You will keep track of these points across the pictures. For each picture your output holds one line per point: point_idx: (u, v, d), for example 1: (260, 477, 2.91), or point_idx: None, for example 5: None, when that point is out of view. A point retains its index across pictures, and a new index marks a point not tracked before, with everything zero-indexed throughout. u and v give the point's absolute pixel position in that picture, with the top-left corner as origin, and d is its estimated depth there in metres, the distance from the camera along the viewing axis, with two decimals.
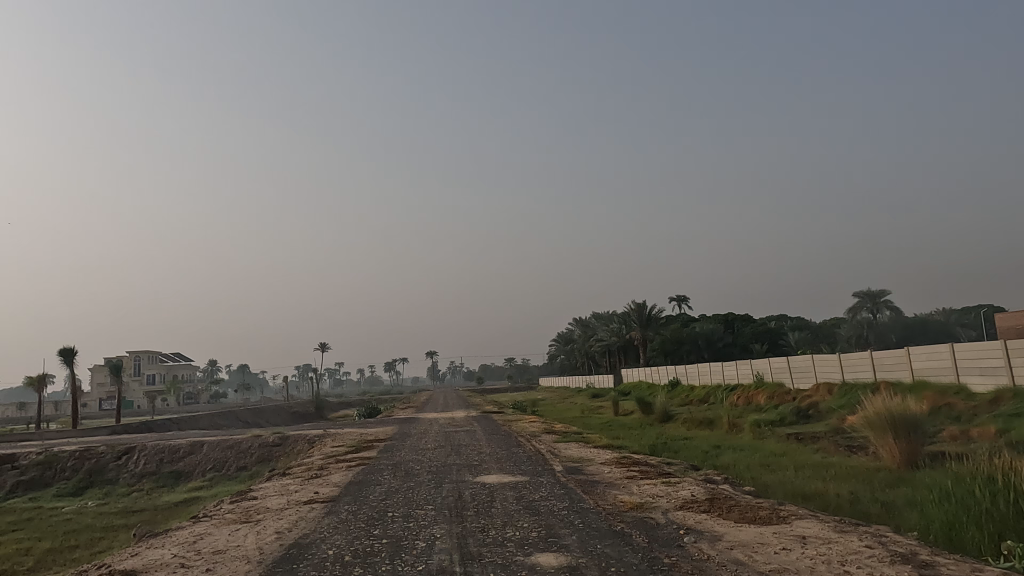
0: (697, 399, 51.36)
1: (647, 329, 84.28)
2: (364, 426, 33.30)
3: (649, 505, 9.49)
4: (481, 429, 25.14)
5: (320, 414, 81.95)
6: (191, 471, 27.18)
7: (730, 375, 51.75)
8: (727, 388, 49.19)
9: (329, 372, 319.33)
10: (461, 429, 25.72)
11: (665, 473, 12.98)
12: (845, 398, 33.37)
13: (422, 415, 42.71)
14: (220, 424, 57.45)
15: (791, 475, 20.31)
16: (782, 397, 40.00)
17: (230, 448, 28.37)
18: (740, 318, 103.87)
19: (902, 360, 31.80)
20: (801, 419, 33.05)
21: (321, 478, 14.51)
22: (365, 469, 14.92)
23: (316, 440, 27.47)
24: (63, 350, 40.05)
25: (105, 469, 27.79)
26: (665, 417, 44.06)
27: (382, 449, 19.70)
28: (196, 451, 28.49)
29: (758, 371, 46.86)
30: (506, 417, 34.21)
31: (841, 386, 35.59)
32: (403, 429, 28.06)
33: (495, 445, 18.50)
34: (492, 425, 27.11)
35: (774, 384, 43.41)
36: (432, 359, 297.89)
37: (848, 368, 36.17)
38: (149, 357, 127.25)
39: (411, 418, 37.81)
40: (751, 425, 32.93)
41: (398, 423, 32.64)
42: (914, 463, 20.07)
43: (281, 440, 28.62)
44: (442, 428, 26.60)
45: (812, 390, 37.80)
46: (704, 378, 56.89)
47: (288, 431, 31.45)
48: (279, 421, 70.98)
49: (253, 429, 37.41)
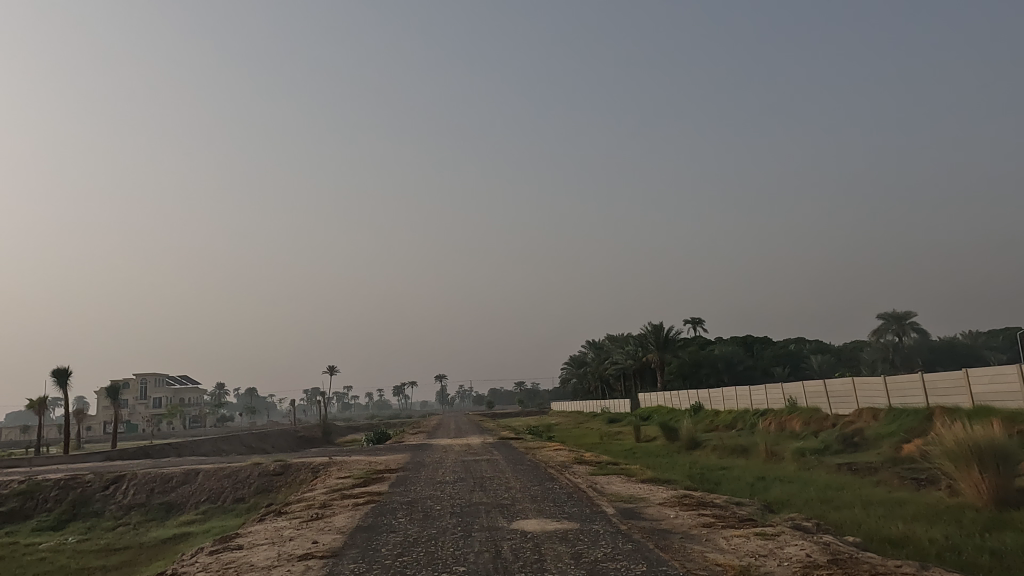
0: (724, 425, 48.64)
1: (665, 351, 81.51)
2: (372, 453, 30.84)
3: (757, 570, 7.10)
4: (502, 457, 22.64)
5: (327, 438, 79.33)
6: (183, 503, 24.77)
7: (759, 400, 48.93)
8: (756, 413, 46.48)
9: (337, 395, 316.26)
10: (480, 457, 23.36)
11: (746, 518, 10.49)
12: (895, 425, 30.64)
13: (434, 441, 40.21)
14: (222, 449, 54.91)
15: (860, 513, 17.70)
16: (820, 423, 37.25)
17: (227, 477, 25.97)
18: (759, 340, 101.16)
19: (959, 384, 29.08)
20: (848, 447, 30.28)
21: (321, 520, 12.05)
22: (374, 511, 12.46)
23: (321, 468, 25.08)
24: (57, 372, 38.01)
25: (91, 499, 25.46)
26: (692, 444, 41.40)
27: (394, 482, 17.24)
28: (190, 480, 26.08)
29: (791, 396, 44.03)
30: (526, 444, 31.74)
31: (888, 411, 32.83)
32: (415, 457, 25.62)
33: (525, 479, 15.99)
34: (514, 452, 24.75)
35: (810, 409, 40.66)
36: (441, 384, 294.82)
37: (895, 392, 33.39)
38: (155, 380, 125.41)
39: (423, 444, 35.37)
40: (793, 454, 30.22)
41: (410, 450, 30.17)
42: (1005, 501, 17.41)
43: (282, 468, 26.26)
44: (458, 457, 24.22)
45: (854, 416, 35.06)
46: (728, 403, 54.17)
47: (291, 458, 29.06)
48: (284, 446, 68.33)
49: (254, 456, 35.01)
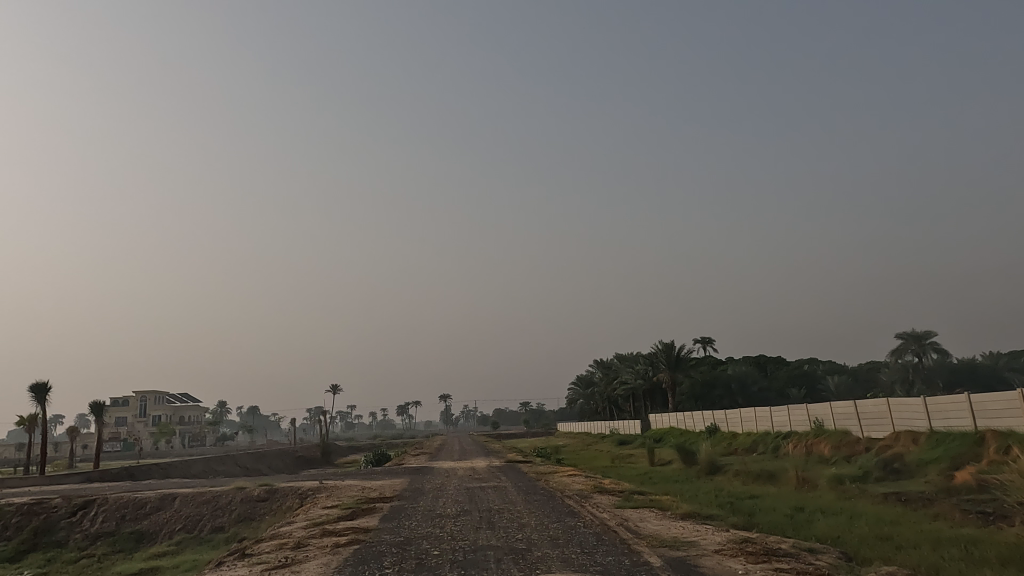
0: (743, 448, 45.99)
1: (677, 371, 78.71)
2: (368, 477, 28.28)
3: None
4: (512, 484, 20.10)
5: (326, 459, 76.53)
6: (156, 532, 22.30)
7: (781, 421, 46.21)
8: (779, 436, 43.84)
9: (340, 415, 312.84)
10: (486, 484, 20.90)
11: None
12: (940, 451, 28.02)
13: (435, 463, 37.68)
14: (214, 470, 52.19)
15: (932, 555, 15.12)
16: (852, 447, 34.60)
17: (206, 503, 23.48)
18: (772, 360, 98.44)
19: (1013, 405, 26.48)
20: (889, 474, 27.59)
21: (287, 570, 9.61)
22: (355, 557, 9.98)
23: (310, 494, 22.61)
24: (36, 387, 35.77)
25: (55, 528, 23.13)
26: (712, 469, 38.70)
27: (386, 516, 14.68)
28: (166, 506, 23.57)
29: (817, 417, 41.36)
30: (535, 468, 29.20)
31: (930, 436, 30.20)
32: (415, 482, 23.15)
33: (541, 514, 13.43)
34: (524, 478, 22.32)
35: (838, 432, 37.97)
36: (445, 403, 290.25)
37: (938, 414, 30.70)
38: (155, 398, 123.00)
39: (423, 467, 32.80)
40: (830, 481, 27.61)
41: (410, 474, 27.65)
42: None
43: (267, 493, 23.76)
44: (462, 483, 21.79)
45: (891, 439, 32.46)
46: (747, 425, 51.48)
47: (279, 482, 26.54)
48: (281, 467, 65.60)
49: (240, 479, 32.44)
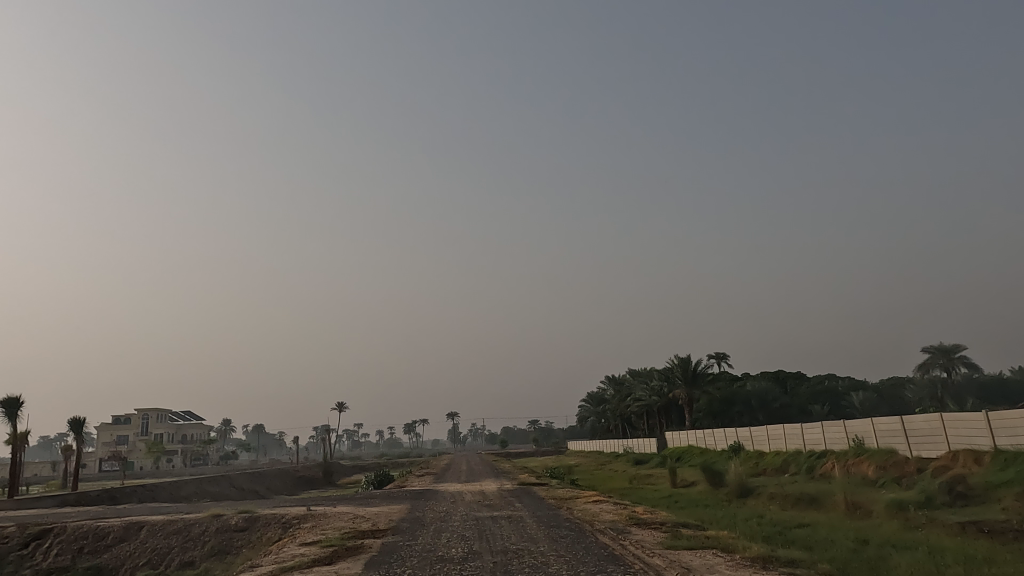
0: (773, 469, 42.60)
1: (694, 387, 75.21)
2: (364, 503, 25.08)
3: None
4: (529, 513, 16.93)
5: (328, 481, 73.39)
6: (115, 568, 19.26)
7: (813, 439, 42.86)
8: (813, 456, 40.48)
9: (347, 433, 309.44)
10: (500, 514, 17.77)
11: None
12: (1010, 473, 24.72)
13: (441, 486, 34.55)
14: (205, 493, 48.98)
15: None
16: (902, 468, 31.26)
17: (176, 533, 20.42)
18: (792, 376, 94.77)
19: None
20: (956, 500, 24.20)
21: None
22: None
23: (295, 524, 19.49)
24: (7, 403, 33.08)
25: (2, 562, 20.25)
26: (743, 492, 35.33)
27: (374, 560, 11.54)
28: (130, 537, 20.55)
29: (856, 434, 38.08)
30: (553, 492, 26.01)
31: (995, 456, 26.89)
32: (414, 511, 19.98)
33: (576, 560, 10.33)
34: (541, 506, 19.20)
35: (883, 451, 34.58)
36: (454, 422, 285.73)
37: (1003, 431, 27.37)
38: (157, 416, 120.15)
39: (426, 490, 29.80)
40: (888, 507, 24.30)
41: (411, 500, 24.52)
42: None
43: (246, 522, 20.64)
44: (471, 512, 18.69)
45: (949, 459, 29.10)
46: (775, 443, 48.07)
47: (262, 509, 23.38)
48: (279, 489, 62.40)
49: (223, 504, 29.38)
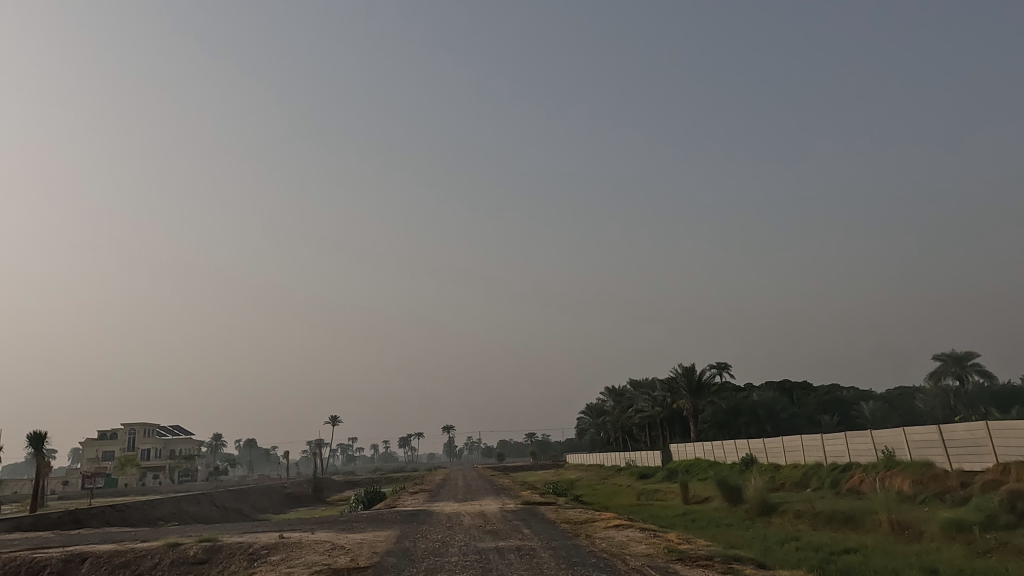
0: (793, 483, 39.56)
1: (699, 397, 72.14)
2: (350, 529, 21.86)
3: None
4: (542, 545, 13.90)
5: (317, 498, 69.95)
6: None
7: (835, 451, 39.95)
8: (837, 469, 37.43)
9: (341, 447, 304.56)
10: (505, 544, 14.70)
11: None
12: None
13: (436, 505, 31.47)
14: (181, 514, 45.58)
15: None
16: (943, 482, 28.29)
17: (124, 567, 17.32)
18: (799, 386, 91.86)
19: None
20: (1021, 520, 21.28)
21: None
22: None
23: (261, 557, 16.40)
24: None
25: None
26: (765, 509, 32.33)
27: None
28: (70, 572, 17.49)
29: (885, 446, 35.15)
30: (565, 513, 22.90)
31: None
32: (403, 540, 16.90)
33: None
34: (554, 534, 16.17)
35: (917, 463, 31.63)
36: (450, 436, 281.15)
37: None
38: (144, 431, 116.32)
39: (420, 513, 26.75)
40: (945, 528, 21.28)
41: (403, 525, 21.37)
42: None
43: (206, 554, 17.55)
44: (472, 541, 15.58)
45: (1000, 474, 26.19)
46: (791, 456, 45.07)
47: (230, 537, 20.23)
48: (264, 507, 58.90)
49: (190, 529, 26.14)
